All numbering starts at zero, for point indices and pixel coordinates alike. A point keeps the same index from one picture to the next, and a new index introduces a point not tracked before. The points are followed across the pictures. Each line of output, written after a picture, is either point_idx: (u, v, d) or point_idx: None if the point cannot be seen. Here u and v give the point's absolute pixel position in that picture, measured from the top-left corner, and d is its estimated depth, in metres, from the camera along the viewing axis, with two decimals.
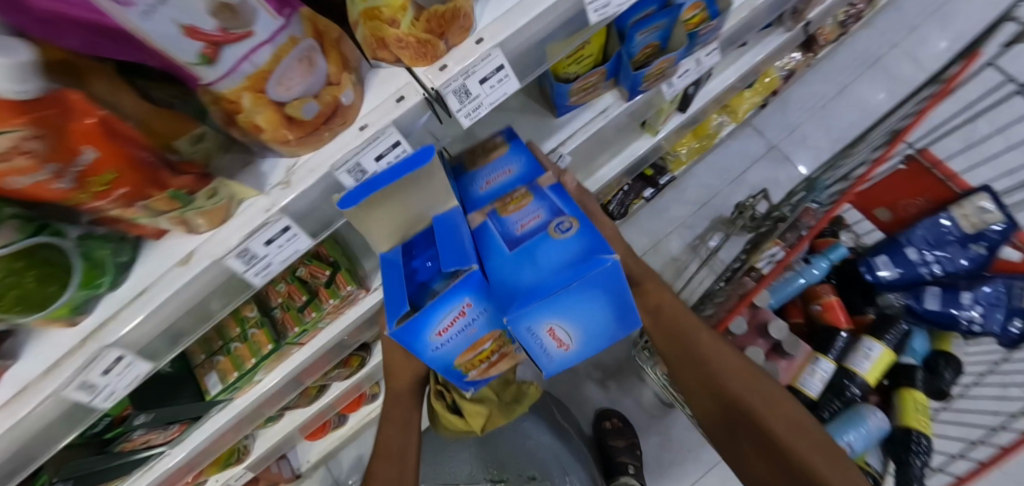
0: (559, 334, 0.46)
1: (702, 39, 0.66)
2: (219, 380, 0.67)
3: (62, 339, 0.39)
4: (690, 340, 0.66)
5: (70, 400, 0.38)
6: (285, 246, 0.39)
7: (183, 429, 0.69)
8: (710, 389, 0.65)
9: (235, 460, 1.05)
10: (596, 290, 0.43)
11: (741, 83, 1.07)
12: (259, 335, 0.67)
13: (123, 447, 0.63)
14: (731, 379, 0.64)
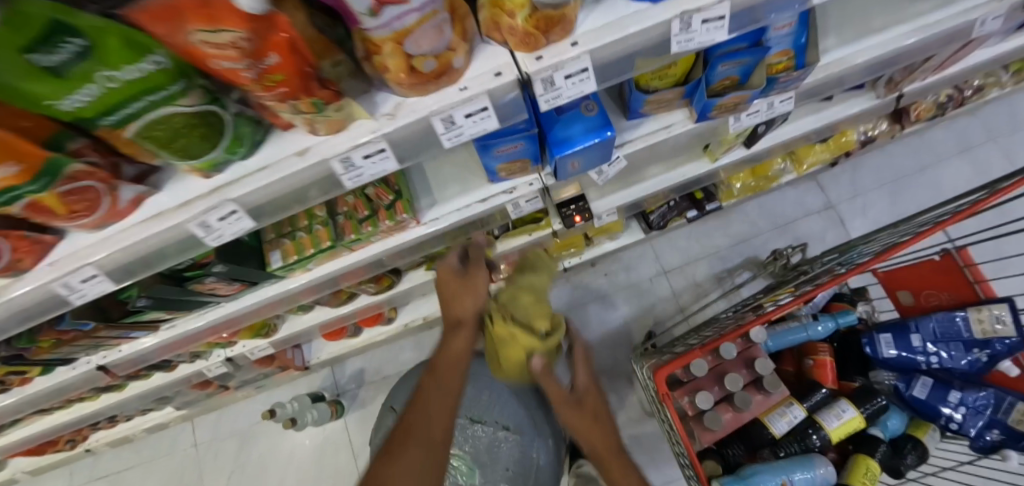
0: (572, 164, 0.74)
1: (781, 84, 0.74)
2: (281, 258, 0.79)
3: (196, 187, 0.52)
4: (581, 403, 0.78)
5: (190, 230, 0.52)
6: (372, 163, 0.51)
7: (244, 288, 0.82)
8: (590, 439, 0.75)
9: (265, 332, 1.16)
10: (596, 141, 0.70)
11: (815, 135, 1.08)
12: (322, 231, 0.78)
13: (197, 289, 0.77)
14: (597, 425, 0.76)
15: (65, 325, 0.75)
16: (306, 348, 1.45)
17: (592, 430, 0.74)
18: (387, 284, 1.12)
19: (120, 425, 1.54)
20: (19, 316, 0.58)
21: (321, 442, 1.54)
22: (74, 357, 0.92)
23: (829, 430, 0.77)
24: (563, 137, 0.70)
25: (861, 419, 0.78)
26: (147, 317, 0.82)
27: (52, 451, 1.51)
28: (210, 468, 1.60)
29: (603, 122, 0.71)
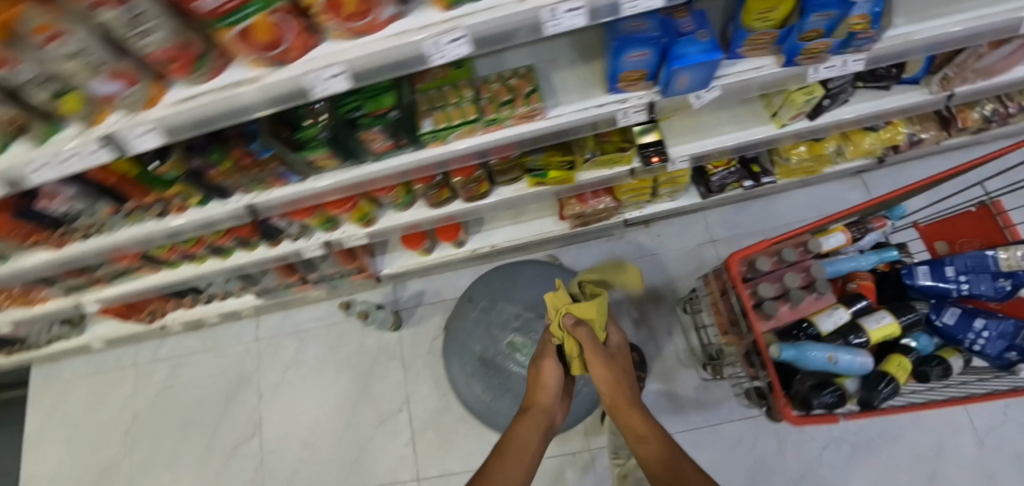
0: (682, 80, 0.91)
1: (858, 42, 0.92)
2: (431, 124, 0.96)
3: (434, 16, 0.69)
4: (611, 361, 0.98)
5: (424, 46, 0.70)
6: (567, 16, 0.68)
7: (392, 148, 0.99)
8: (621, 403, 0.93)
9: (367, 220, 1.29)
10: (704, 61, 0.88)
11: (872, 120, 1.24)
12: (469, 107, 0.96)
13: (361, 136, 0.93)
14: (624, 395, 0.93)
15: (256, 146, 0.91)
16: (380, 259, 1.59)
17: (620, 403, 0.93)
18: (482, 191, 1.25)
19: (199, 308, 1.69)
20: (265, 99, 0.75)
21: (376, 351, 1.67)
22: (228, 194, 1.06)
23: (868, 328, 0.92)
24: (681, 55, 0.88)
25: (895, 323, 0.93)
26: (309, 158, 0.97)
27: (135, 321, 1.66)
28: (270, 363, 1.73)
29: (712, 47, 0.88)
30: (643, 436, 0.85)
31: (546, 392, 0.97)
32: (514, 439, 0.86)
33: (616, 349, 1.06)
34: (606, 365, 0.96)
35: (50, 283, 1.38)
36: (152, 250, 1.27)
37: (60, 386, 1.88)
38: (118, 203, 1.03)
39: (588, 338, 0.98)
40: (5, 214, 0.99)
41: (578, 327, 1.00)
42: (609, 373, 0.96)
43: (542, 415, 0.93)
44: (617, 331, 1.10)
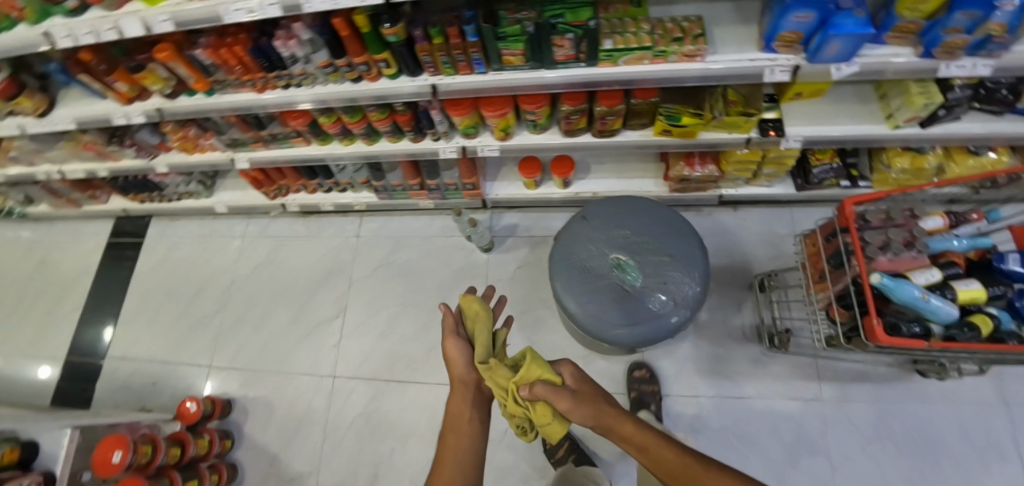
0: (830, 49, 1.07)
1: (992, 46, 1.06)
2: (611, 44, 1.13)
3: None
4: (580, 399, 0.88)
5: None
6: None
7: (570, 58, 1.16)
8: (603, 422, 0.88)
9: (505, 134, 1.47)
10: (854, 37, 1.02)
11: (980, 141, 1.36)
12: (645, 37, 1.12)
13: (554, 39, 1.10)
14: (610, 410, 0.88)
15: (469, 27, 1.08)
16: (490, 184, 1.76)
17: (606, 419, 0.87)
18: (614, 127, 1.41)
19: (318, 194, 1.89)
20: None
21: (463, 267, 1.83)
22: (419, 73, 1.25)
23: (958, 288, 1.05)
24: (837, 25, 1.01)
25: (983, 292, 1.05)
26: (502, 51, 1.15)
27: (262, 192, 1.87)
28: (364, 258, 1.91)
29: (864, 25, 1.02)
30: (642, 445, 0.87)
31: (470, 442, 0.89)
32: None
33: (578, 385, 0.93)
34: (576, 409, 0.87)
35: (221, 133, 1.60)
36: (319, 118, 1.47)
37: (173, 242, 2.11)
38: (334, 58, 1.21)
39: (551, 392, 0.86)
40: (246, 46, 1.20)
41: (536, 388, 0.88)
42: (587, 413, 0.87)
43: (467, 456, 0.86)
44: (568, 363, 0.96)
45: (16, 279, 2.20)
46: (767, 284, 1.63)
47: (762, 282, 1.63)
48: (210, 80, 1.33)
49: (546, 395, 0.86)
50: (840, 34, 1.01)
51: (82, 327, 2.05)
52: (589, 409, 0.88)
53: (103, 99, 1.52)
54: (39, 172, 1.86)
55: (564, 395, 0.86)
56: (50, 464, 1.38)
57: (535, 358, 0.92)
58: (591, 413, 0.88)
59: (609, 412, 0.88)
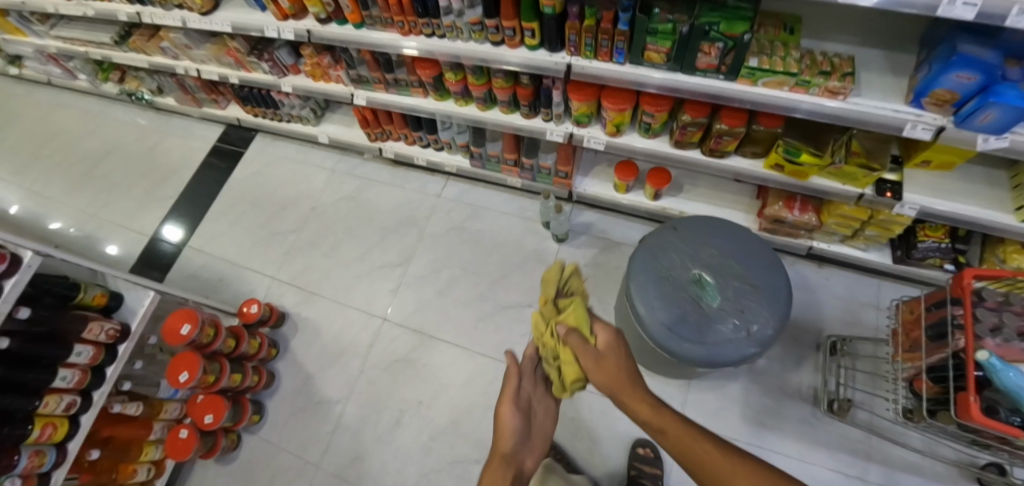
0: (984, 117, 1.01)
1: None
2: (755, 63, 1.13)
3: None
4: (602, 363, 0.92)
5: None
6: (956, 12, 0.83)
7: (711, 67, 1.16)
8: (621, 399, 0.85)
9: (616, 131, 1.49)
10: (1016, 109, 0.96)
11: None
12: (792, 64, 1.12)
13: (702, 45, 1.12)
14: (630, 387, 0.85)
15: (625, 14, 1.12)
16: (581, 177, 1.79)
17: (622, 391, 0.86)
18: (727, 149, 1.41)
19: (414, 147, 1.98)
20: None
21: (530, 250, 1.87)
22: (557, 50, 1.29)
23: None
24: (1002, 92, 0.96)
25: None
26: (647, 45, 1.17)
27: (366, 132, 1.98)
28: (440, 218, 1.98)
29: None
30: (662, 429, 0.78)
31: (505, 440, 0.97)
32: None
33: (607, 347, 0.96)
34: (597, 369, 0.92)
35: (352, 67, 1.71)
36: (445, 73, 1.54)
37: (270, 159, 2.29)
38: (484, 17, 1.27)
39: (576, 343, 0.96)
40: None
41: (566, 332, 0.99)
42: (603, 379, 0.90)
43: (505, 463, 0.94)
44: (609, 328, 1.01)
45: (127, 157, 2.41)
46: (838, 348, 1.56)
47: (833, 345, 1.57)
48: (364, 13, 1.42)
49: (573, 342, 0.97)
50: (1002, 102, 0.95)
51: (174, 214, 2.24)
52: (609, 375, 0.90)
53: (261, 12, 1.64)
54: (180, 66, 2.05)
55: (586, 350, 0.94)
56: (128, 318, 1.50)
57: (576, 308, 1.04)
58: (609, 382, 0.89)
59: (628, 390, 0.85)
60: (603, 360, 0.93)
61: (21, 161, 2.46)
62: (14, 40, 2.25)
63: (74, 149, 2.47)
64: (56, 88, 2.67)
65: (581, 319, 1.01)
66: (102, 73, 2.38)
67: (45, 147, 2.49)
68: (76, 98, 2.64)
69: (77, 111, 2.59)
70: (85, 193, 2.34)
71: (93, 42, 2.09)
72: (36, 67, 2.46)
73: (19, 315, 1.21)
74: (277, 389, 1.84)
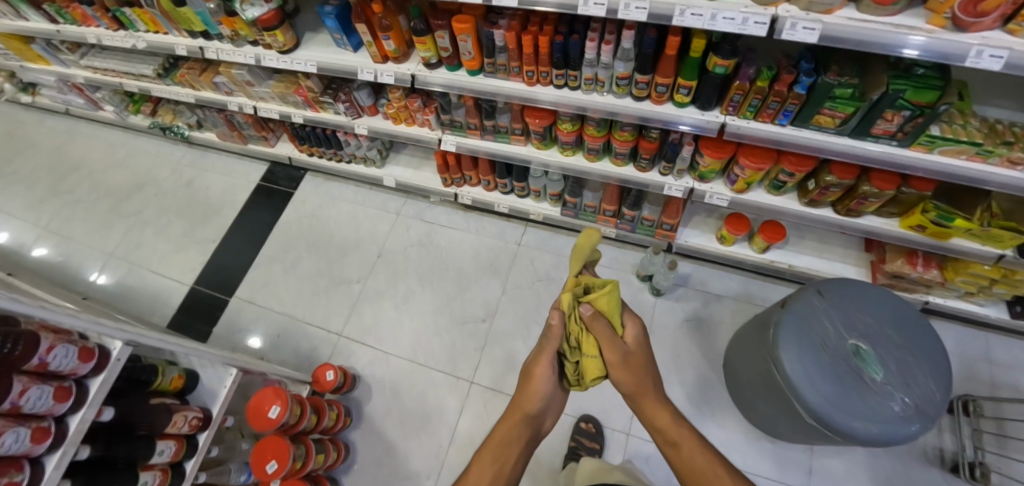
0: None
1: None
2: (936, 131, 1.08)
3: None
4: (629, 363, 1.16)
5: None
6: None
7: (885, 133, 1.10)
8: (634, 398, 1.16)
9: (745, 188, 1.41)
10: None
11: None
12: (974, 134, 1.07)
13: (884, 113, 1.06)
14: (646, 391, 1.15)
15: (808, 78, 1.04)
16: (682, 229, 1.70)
17: (641, 391, 1.15)
18: (865, 209, 1.35)
19: (494, 194, 1.86)
20: (920, 47, 0.88)
21: (627, 303, 1.75)
22: (711, 108, 1.20)
23: None
24: None
25: None
26: (819, 110, 1.10)
27: (442, 178, 1.84)
28: (524, 268, 1.85)
29: None
30: (668, 435, 1.10)
31: (531, 403, 1.14)
32: (496, 441, 1.10)
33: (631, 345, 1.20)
34: (621, 365, 1.15)
35: (445, 112, 1.57)
36: (558, 122, 1.44)
37: (324, 200, 2.12)
38: (635, 71, 1.17)
39: (606, 335, 1.15)
40: (554, 39, 1.17)
41: (596, 320, 1.15)
42: (629, 378, 1.15)
43: (526, 421, 1.13)
44: (633, 324, 1.23)
45: (163, 198, 2.23)
46: (968, 409, 1.51)
47: (964, 406, 1.51)
48: (487, 60, 1.29)
49: (603, 334, 1.14)
50: None
51: (216, 257, 2.07)
52: (631, 374, 1.16)
53: (352, 52, 1.49)
54: (233, 103, 1.87)
55: (616, 347, 1.15)
56: (209, 401, 1.30)
57: (609, 295, 1.16)
58: (630, 369, 1.15)
59: (645, 391, 1.15)
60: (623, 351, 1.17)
61: (37, 197, 2.30)
62: (36, 68, 2.05)
63: (98, 184, 2.32)
64: (74, 117, 2.52)
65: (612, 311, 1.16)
66: (132, 104, 2.20)
67: (63, 181, 2.34)
68: (96, 129, 2.49)
69: (99, 142, 2.44)
70: (113, 235, 2.18)
71: (132, 73, 1.89)
72: (53, 95, 2.29)
73: (102, 419, 1.01)
74: (352, 464, 1.64)
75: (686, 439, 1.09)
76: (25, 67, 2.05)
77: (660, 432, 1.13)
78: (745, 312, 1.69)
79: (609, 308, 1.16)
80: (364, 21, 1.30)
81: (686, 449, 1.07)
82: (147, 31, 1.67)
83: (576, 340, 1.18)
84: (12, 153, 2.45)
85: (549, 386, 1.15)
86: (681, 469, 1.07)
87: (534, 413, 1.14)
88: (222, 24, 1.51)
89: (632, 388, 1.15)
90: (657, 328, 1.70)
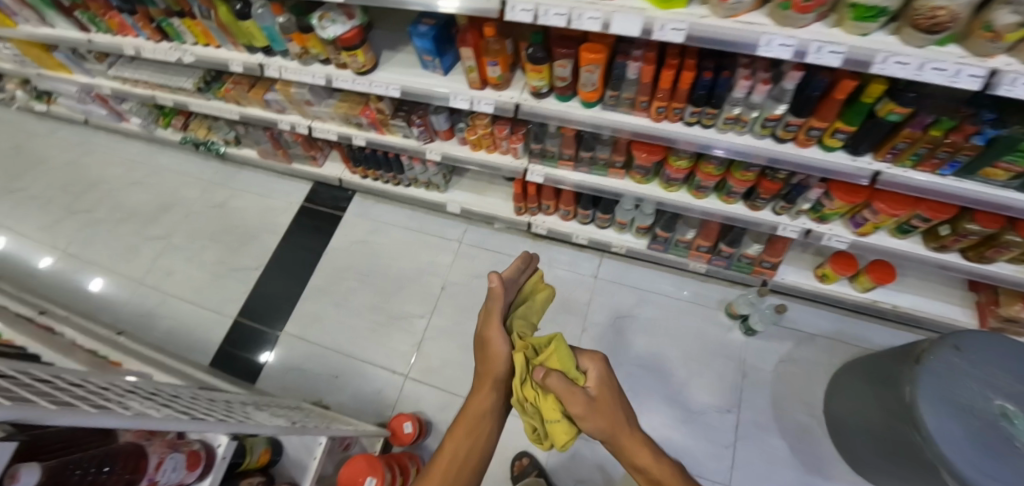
0: None
1: None
2: None
3: None
4: (598, 406, 0.85)
5: None
6: None
7: None
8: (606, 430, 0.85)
9: (870, 231, 1.32)
10: None
11: None
12: None
13: None
14: (618, 420, 0.85)
15: (993, 130, 0.93)
16: (782, 267, 1.60)
17: (615, 429, 0.83)
18: (1003, 257, 1.26)
19: (572, 223, 1.73)
20: None
21: (714, 344, 1.64)
22: (864, 153, 1.11)
23: None
24: None
25: None
26: (994, 162, 0.99)
27: (516, 206, 1.70)
28: (602, 304, 1.74)
29: None
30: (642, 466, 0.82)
31: (498, 369, 0.98)
32: (468, 414, 0.95)
33: (598, 386, 0.90)
34: (589, 416, 0.83)
35: (537, 141, 1.42)
36: (669, 157, 1.31)
37: (375, 225, 1.97)
38: (788, 113, 1.06)
39: (564, 390, 0.84)
40: (702, 76, 1.04)
41: (548, 381, 0.86)
42: (603, 423, 0.83)
43: (496, 387, 0.97)
44: (596, 359, 0.94)
45: (198, 221, 2.08)
46: None
47: None
48: (611, 92, 1.16)
49: (559, 388, 0.84)
50: None
51: (257, 287, 1.91)
52: (603, 416, 0.85)
53: (443, 75, 1.33)
54: (284, 121, 1.69)
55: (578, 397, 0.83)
56: (298, 474, 1.14)
57: (559, 349, 0.91)
58: (596, 408, 0.85)
59: (613, 412, 0.86)
60: (590, 398, 0.85)
61: (55, 217, 2.17)
62: (56, 76, 1.88)
63: (119, 204, 2.18)
64: (92, 129, 2.39)
65: (565, 365, 0.90)
66: (162, 118, 2.02)
67: (83, 198, 2.22)
68: (115, 143, 2.38)
69: (120, 158, 2.32)
70: (143, 260, 2.02)
71: (167, 86, 1.71)
72: (73, 105, 2.10)
73: None
74: None
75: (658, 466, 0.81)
76: (44, 76, 1.88)
77: (629, 459, 0.84)
78: (843, 354, 1.59)
79: (566, 366, 0.90)
80: (470, 45, 1.15)
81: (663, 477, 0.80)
82: (195, 43, 1.49)
83: (533, 405, 0.92)
84: (25, 167, 2.33)
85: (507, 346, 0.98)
86: None
87: (503, 379, 0.98)
88: (292, 40, 1.33)
89: (603, 425, 0.84)
90: (750, 371, 1.60)
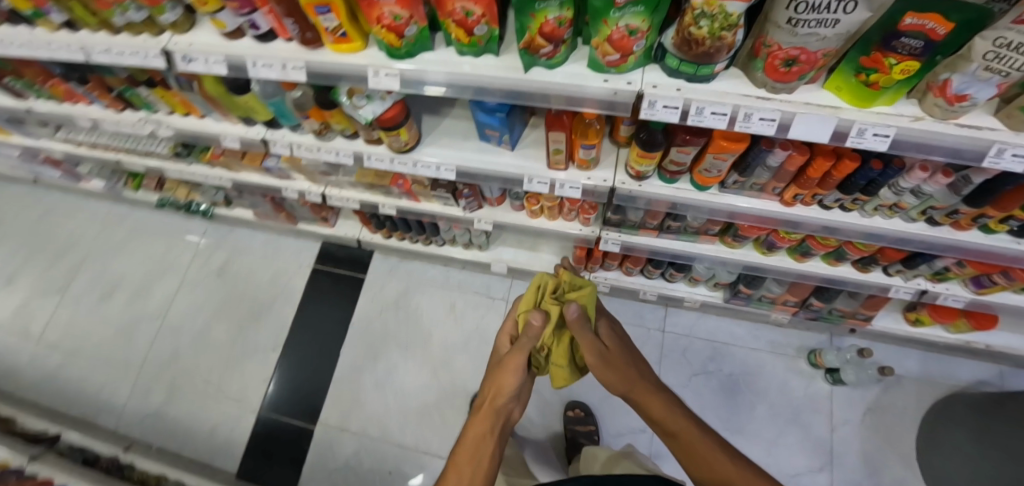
0: None
1: None
2: None
3: None
4: (611, 360, 0.89)
5: None
6: None
7: None
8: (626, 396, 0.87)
9: (996, 292, 1.18)
10: None
11: None
12: None
13: None
14: (640, 383, 0.86)
15: None
16: (880, 315, 1.47)
17: (635, 385, 0.86)
18: None
19: (637, 279, 1.55)
20: None
21: (800, 397, 1.53)
22: None
23: None
24: None
25: None
26: None
27: (576, 268, 1.50)
28: (674, 361, 1.59)
29: None
30: (668, 427, 0.80)
31: (500, 393, 0.84)
32: (468, 442, 0.79)
33: (612, 343, 0.94)
34: (600, 366, 0.88)
35: (617, 211, 1.20)
36: (781, 231, 1.12)
37: (407, 286, 1.75)
38: (961, 202, 0.88)
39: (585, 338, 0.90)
40: (869, 167, 0.83)
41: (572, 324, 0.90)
42: (617, 377, 0.87)
43: (497, 413, 0.82)
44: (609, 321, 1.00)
45: (196, 296, 1.79)
46: None
47: None
48: (738, 177, 0.94)
49: (582, 335, 0.89)
50: None
51: (282, 371, 1.66)
52: (617, 371, 0.88)
53: (509, 150, 1.06)
54: (290, 188, 1.39)
55: (596, 348, 0.89)
56: None
57: (589, 296, 0.96)
58: (608, 362, 0.89)
59: (633, 382, 0.87)
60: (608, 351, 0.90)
61: (16, 300, 1.83)
62: None
63: (95, 277, 1.85)
64: (44, 186, 2.02)
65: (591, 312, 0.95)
66: (129, 178, 1.69)
67: (50, 271, 1.88)
68: (74, 199, 2.01)
69: (86, 217, 1.96)
70: (136, 348, 1.73)
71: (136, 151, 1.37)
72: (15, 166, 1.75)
73: None
74: None
75: (680, 424, 0.79)
76: None
77: (652, 415, 0.83)
78: (933, 397, 1.51)
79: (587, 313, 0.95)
80: (561, 128, 0.90)
81: (688, 432, 0.77)
82: (171, 112, 1.17)
83: (547, 345, 0.97)
84: None
85: (522, 375, 0.85)
86: (690, 461, 0.75)
87: (505, 406, 0.83)
88: (308, 116, 1.03)
89: (615, 374, 0.87)
90: (839, 424, 1.49)
